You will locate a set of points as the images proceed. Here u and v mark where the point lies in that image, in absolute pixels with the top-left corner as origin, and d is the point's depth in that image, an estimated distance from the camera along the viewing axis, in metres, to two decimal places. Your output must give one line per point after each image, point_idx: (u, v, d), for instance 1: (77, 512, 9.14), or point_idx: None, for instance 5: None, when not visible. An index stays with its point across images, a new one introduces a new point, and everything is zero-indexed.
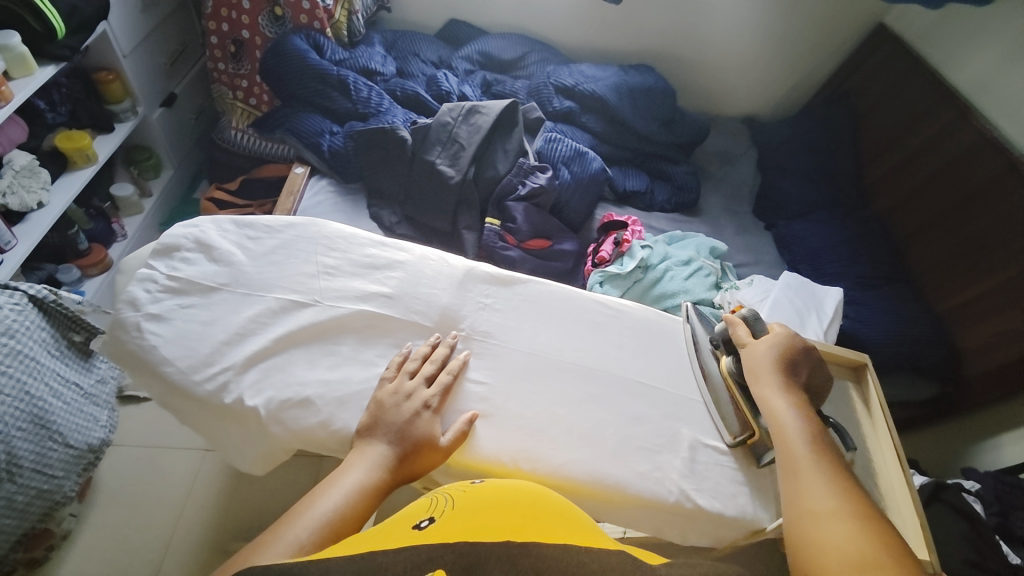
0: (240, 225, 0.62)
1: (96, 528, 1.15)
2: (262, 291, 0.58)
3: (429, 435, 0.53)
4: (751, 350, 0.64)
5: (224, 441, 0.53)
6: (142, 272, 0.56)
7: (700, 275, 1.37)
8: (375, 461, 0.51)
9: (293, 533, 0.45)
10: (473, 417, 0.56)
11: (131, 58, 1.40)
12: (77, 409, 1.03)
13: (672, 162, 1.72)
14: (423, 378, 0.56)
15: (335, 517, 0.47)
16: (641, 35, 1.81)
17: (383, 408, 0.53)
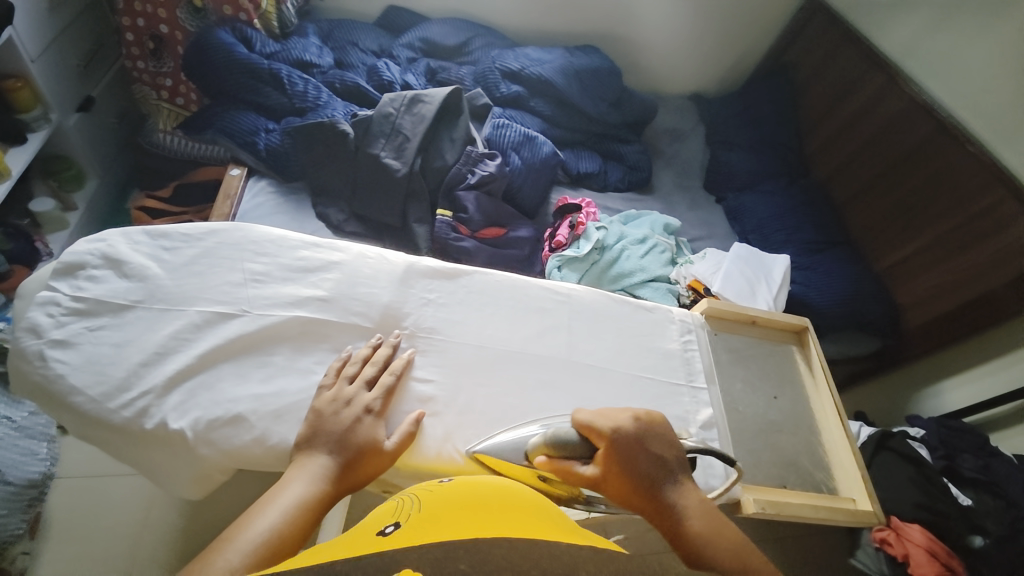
0: (155, 235, 0.58)
1: (45, 567, 1.08)
2: (183, 306, 0.54)
3: (372, 440, 0.51)
4: (602, 479, 0.52)
5: (151, 468, 0.50)
6: (42, 295, 0.51)
7: (655, 253, 1.39)
8: (319, 471, 0.49)
9: (226, 558, 0.41)
10: (420, 416, 0.55)
11: (40, 62, 1.29)
12: (9, 443, 0.98)
13: (623, 142, 1.72)
14: (364, 382, 0.54)
15: (277, 535, 0.44)
16: (585, 15, 1.79)
17: (322, 418, 0.51)
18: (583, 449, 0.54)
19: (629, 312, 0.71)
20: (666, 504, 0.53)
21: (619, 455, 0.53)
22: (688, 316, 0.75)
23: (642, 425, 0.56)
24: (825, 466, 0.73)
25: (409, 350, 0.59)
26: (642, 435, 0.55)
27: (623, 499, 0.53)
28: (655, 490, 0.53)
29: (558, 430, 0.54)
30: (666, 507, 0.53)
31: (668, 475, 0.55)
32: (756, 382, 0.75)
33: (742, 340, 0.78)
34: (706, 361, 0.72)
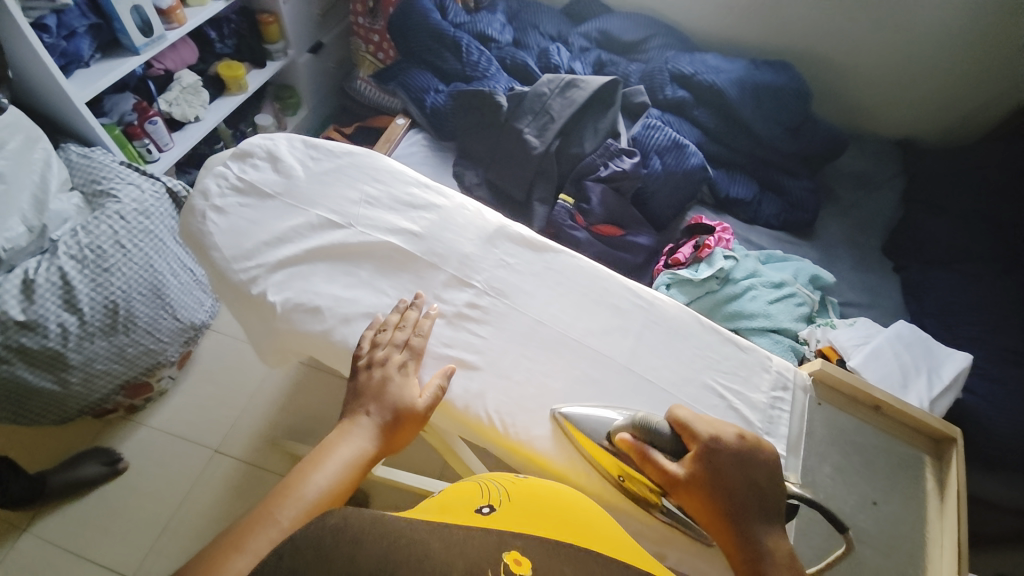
0: (304, 145, 0.68)
1: (185, 392, 1.39)
2: (307, 206, 0.63)
3: (402, 403, 0.54)
4: (683, 480, 0.51)
5: (246, 327, 0.60)
6: (218, 169, 0.64)
7: (789, 303, 1.21)
8: (359, 442, 0.53)
9: (280, 514, 0.48)
10: (447, 371, 0.56)
11: (290, 6, 1.61)
12: (188, 290, 1.22)
13: (792, 175, 1.51)
14: (394, 345, 0.55)
15: (324, 495, 0.50)
16: (787, 28, 1.60)
17: (357, 381, 0.55)
18: (671, 449, 0.53)
19: (713, 343, 0.63)
20: (748, 541, 0.50)
21: (709, 465, 0.52)
22: (789, 370, 0.63)
23: (744, 453, 0.53)
24: None
25: (430, 308, 0.59)
26: (744, 462, 0.52)
27: (690, 502, 0.51)
28: (737, 515, 0.51)
29: (654, 423, 0.53)
30: (743, 539, 0.50)
31: (757, 507, 0.51)
32: (856, 476, 0.60)
33: (851, 422, 0.63)
34: (794, 429, 0.60)
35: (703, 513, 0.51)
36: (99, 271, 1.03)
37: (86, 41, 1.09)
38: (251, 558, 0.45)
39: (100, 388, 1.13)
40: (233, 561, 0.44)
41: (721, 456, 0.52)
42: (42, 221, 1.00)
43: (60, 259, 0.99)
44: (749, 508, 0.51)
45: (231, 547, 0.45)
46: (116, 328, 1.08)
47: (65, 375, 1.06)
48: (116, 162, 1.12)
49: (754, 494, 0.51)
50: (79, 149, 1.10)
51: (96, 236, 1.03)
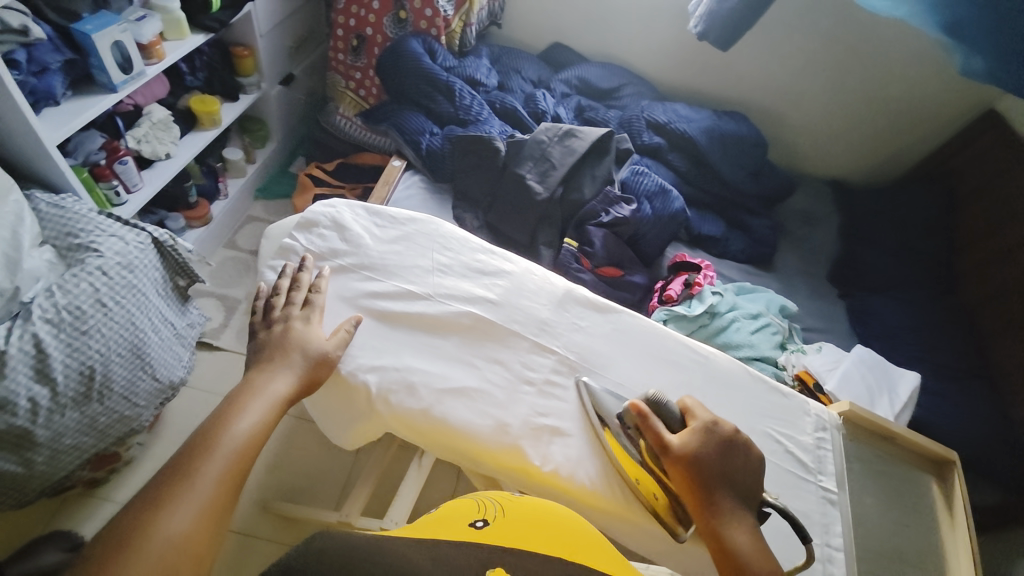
0: (368, 212, 0.73)
1: (156, 458, 1.25)
2: (384, 276, 0.67)
3: (309, 352, 0.59)
4: (679, 455, 0.57)
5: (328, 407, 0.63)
6: (287, 242, 0.68)
7: (766, 331, 1.33)
8: (271, 390, 0.56)
9: (200, 467, 0.50)
10: (356, 319, 0.63)
11: (266, 38, 1.54)
12: (168, 346, 1.11)
13: (752, 214, 1.69)
14: (292, 302, 0.62)
15: (245, 443, 0.53)
16: (738, 84, 1.82)
17: (261, 338, 0.60)
18: (676, 425, 0.60)
19: (762, 392, 0.71)
20: (721, 514, 0.56)
21: (702, 447, 0.58)
22: (825, 413, 0.71)
23: (733, 440, 0.59)
24: None
25: (320, 270, 0.66)
26: (730, 448, 0.59)
27: (683, 486, 0.57)
28: (716, 494, 0.56)
29: (665, 401, 0.61)
30: (721, 515, 0.56)
31: (735, 489, 0.57)
32: (887, 503, 0.70)
33: (874, 453, 0.73)
34: (839, 465, 0.68)
35: (686, 488, 0.57)
36: (76, 334, 0.92)
37: (59, 78, 1.00)
38: (184, 511, 0.47)
39: (68, 464, 0.98)
40: (164, 516, 0.46)
41: (710, 439, 0.59)
42: (13, 283, 0.89)
43: (34, 325, 0.88)
44: (725, 486, 0.57)
45: (157, 507, 0.47)
46: (90, 396, 0.95)
47: (31, 455, 0.92)
48: (93, 212, 1.02)
49: (730, 475, 0.57)
50: (48, 198, 1.00)
51: (74, 295, 0.93)
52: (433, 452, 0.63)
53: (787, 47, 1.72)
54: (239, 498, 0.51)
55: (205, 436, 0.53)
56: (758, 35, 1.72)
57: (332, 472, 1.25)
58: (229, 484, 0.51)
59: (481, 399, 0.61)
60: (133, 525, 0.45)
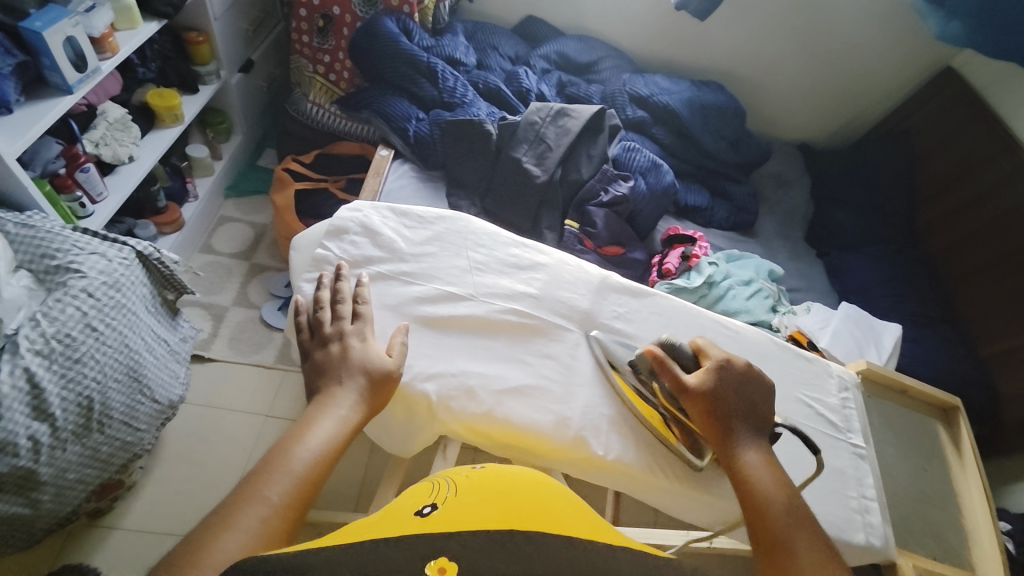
0: (396, 214, 0.78)
1: (161, 481, 1.19)
2: (424, 280, 0.73)
3: (374, 367, 0.61)
4: (695, 388, 0.63)
5: (385, 416, 0.67)
6: (320, 252, 0.72)
7: (759, 297, 1.32)
8: (339, 413, 0.56)
9: (267, 491, 0.49)
10: (405, 328, 0.67)
11: (221, 22, 1.41)
12: (163, 364, 1.04)
13: (735, 181, 1.72)
14: (341, 317, 0.64)
15: (312, 464, 0.52)
16: (712, 53, 1.84)
17: (318, 356, 0.61)
18: (691, 365, 0.66)
19: (792, 360, 0.78)
20: (735, 442, 0.62)
21: (718, 380, 0.64)
22: (846, 373, 0.80)
23: (748, 375, 0.65)
24: (963, 534, 0.84)
25: (358, 278, 0.70)
26: (747, 381, 0.65)
27: (701, 419, 0.63)
28: (731, 424, 0.62)
29: (678, 343, 0.67)
30: (734, 442, 0.62)
31: (748, 419, 0.63)
32: (906, 450, 0.85)
33: (891, 405, 0.87)
34: (862, 421, 0.78)
35: (703, 421, 0.63)
36: (69, 364, 0.85)
37: (9, 84, 0.90)
38: (246, 536, 0.46)
39: (73, 499, 0.92)
40: (225, 539, 0.45)
41: (725, 376, 0.65)
42: None
43: (24, 358, 0.81)
44: (736, 416, 0.63)
45: (221, 526, 0.46)
46: (90, 427, 0.89)
47: (36, 495, 0.86)
48: (67, 229, 0.94)
49: (742, 406, 0.64)
50: (14, 217, 0.91)
51: (62, 322, 0.85)
52: (492, 450, 0.69)
53: (757, 11, 1.73)
54: (300, 521, 0.50)
55: (275, 455, 0.53)
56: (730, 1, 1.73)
57: (347, 474, 1.23)
58: (291, 507, 0.50)
59: (540, 394, 0.68)
60: (191, 545, 0.44)
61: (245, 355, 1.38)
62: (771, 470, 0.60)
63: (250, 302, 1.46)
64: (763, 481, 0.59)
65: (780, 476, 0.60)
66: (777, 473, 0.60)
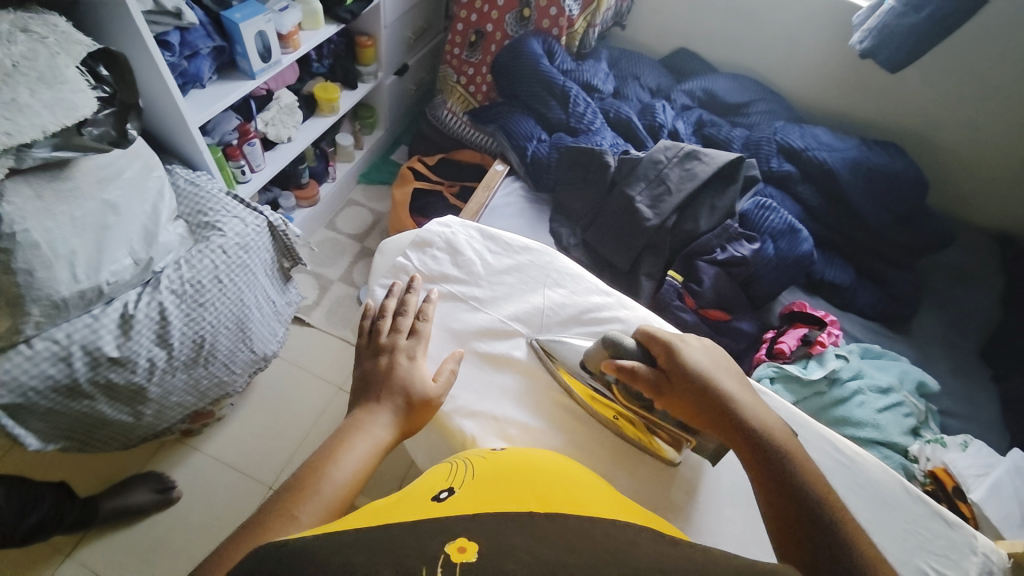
0: (484, 237, 0.79)
1: (243, 421, 1.33)
2: (493, 309, 0.73)
3: (413, 388, 0.62)
4: (653, 386, 0.62)
5: (424, 438, 0.67)
6: (401, 261, 0.75)
7: (896, 413, 1.05)
8: (374, 434, 0.57)
9: (300, 511, 0.50)
10: (458, 357, 0.67)
11: (389, 29, 1.56)
12: (268, 321, 1.16)
13: (894, 265, 1.42)
14: (400, 331, 0.66)
15: (343, 487, 0.53)
16: (896, 110, 1.56)
17: (368, 366, 0.64)
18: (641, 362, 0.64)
19: (921, 515, 0.65)
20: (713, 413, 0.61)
21: (672, 373, 0.63)
22: (994, 553, 0.64)
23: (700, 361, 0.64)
24: None
25: (429, 295, 0.71)
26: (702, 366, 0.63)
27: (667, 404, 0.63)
28: (701, 401, 0.62)
29: (620, 340, 0.65)
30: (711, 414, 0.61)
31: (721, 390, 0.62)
32: None
33: None
34: None
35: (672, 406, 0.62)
36: (194, 305, 0.97)
37: (206, 62, 1.10)
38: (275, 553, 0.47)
39: (170, 417, 1.06)
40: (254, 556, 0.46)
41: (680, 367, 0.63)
42: (148, 254, 0.94)
43: (161, 294, 0.94)
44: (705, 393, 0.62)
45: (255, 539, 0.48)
46: (197, 362, 1.02)
47: (141, 408, 0.98)
48: (222, 193, 1.09)
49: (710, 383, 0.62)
50: (185, 174, 1.08)
51: (197, 270, 0.98)
52: None
53: (973, 68, 1.41)
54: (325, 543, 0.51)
55: (308, 471, 0.54)
56: (939, 54, 1.43)
57: (389, 469, 1.24)
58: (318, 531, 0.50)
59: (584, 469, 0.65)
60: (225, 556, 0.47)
61: (336, 328, 1.49)
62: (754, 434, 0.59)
63: (353, 281, 1.58)
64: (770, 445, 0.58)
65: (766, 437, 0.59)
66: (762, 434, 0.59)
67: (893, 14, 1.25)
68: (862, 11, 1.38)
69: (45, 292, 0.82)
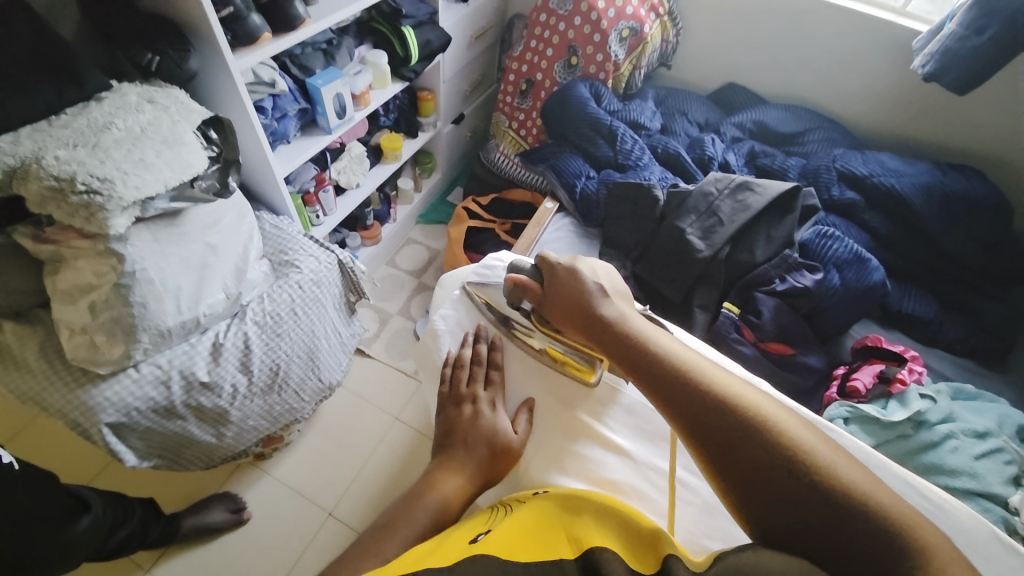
0: None
1: (307, 448, 1.41)
2: None
3: (494, 436, 0.67)
4: (546, 300, 0.74)
5: None
6: (457, 293, 0.81)
7: (996, 460, 0.92)
8: (456, 479, 0.64)
9: (385, 547, 0.57)
10: (530, 406, 0.71)
11: (447, 83, 1.70)
12: (335, 350, 1.25)
13: (983, 296, 1.29)
14: (479, 382, 0.72)
15: (426, 526, 0.60)
16: (971, 131, 1.46)
17: (451, 415, 0.70)
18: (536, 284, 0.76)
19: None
20: (581, 325, 0.70)
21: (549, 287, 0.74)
22: None
23: (567, 272, 0.74)
24: None
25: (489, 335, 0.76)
26: (564, 278, 0.74)
27: (559, 319, 0.72)
28: (570, 314, 0.71)
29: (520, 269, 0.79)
30: (581, 327, 0.69)
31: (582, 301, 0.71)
32: None
33: None
34: None
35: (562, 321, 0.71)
36: (273, 335, 1.08)
37: (292, 122, 1.25)
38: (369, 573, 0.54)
39: (246, 440, 1.15)
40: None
41: (555, 279, 0.74)
42: (238, 289, 1.06)
43: (246, 325, 1.06)
44: (569, 308, 0.71)
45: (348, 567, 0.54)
46: (274, 388, 1.11)
47: (223, 429, 1.08)
48: (300, 234, 1.22)
49: (569, 296, 0.72)
50: (271, 219, 1.22)
51: (277, 304, 1.09)
52: None
53: None
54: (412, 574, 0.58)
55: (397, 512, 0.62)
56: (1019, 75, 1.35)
57: None
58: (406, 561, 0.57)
59: (639, 501, 0.64)
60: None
61: (394, 359, 1.57)
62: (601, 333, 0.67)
63: (410, 315, 1.67)
64: (639, 335, 0.66)
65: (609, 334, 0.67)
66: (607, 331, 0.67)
67: (955, 38, 1.21)
68: (922, 36, 1.34)
69: (155, 323, 0.93)
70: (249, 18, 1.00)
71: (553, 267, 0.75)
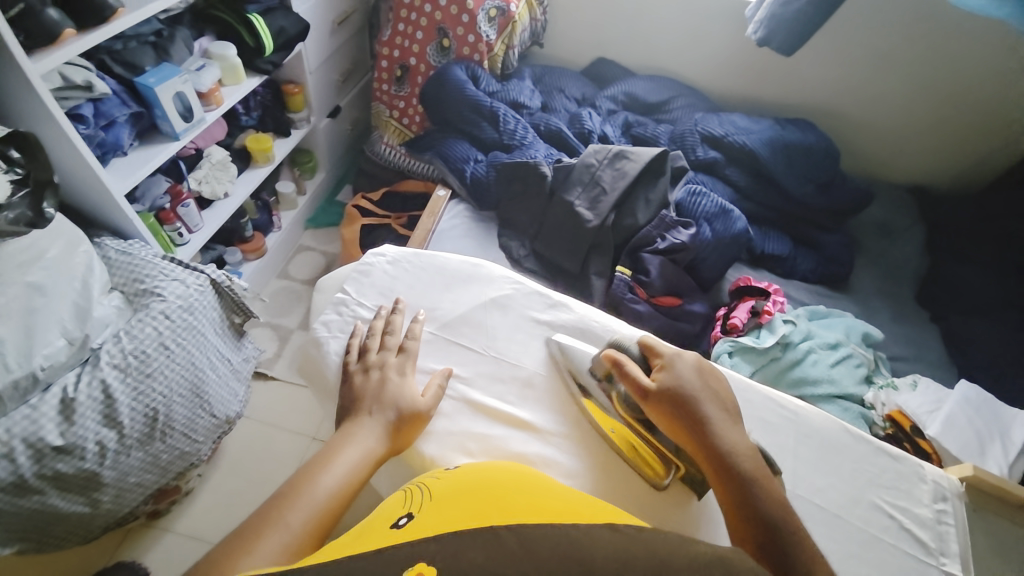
0: (419, 259, 0.85)
1: (213, 492, 1.27)
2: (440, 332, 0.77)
3: (404, 400, 0.67)
4: (654, 392, 0.66)
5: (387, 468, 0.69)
6: (339, 296, 0.79)
7: (848, 365, 1.11)
8: (365, 442, 0.62)
9: (288, 516, 0.54)
10: (447, 373, 0.73)
11: (315, 75, 1.58)
12: (226, 381, 1.13)
13: (823, 229, 1.52)
14: (388, 350, 0.72)
15: (332, 493, 0.58)
16: (799, 89, 1.69)
17: (355, 384, 0.68)
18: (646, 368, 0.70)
19: (867, 454, 0.72)
20: (688, 429, 0.64)
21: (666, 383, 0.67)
22: (943, 480, 0.72)
23: (693, 377, 0.68)
24: None
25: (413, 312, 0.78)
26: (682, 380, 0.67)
27: (661, 421, 0.66)
28: (682, 417, 0.65)
29: (626, 347, 0.73)
30: (690, 433, 0.64)
31: (691, 403, 0.65)
32: None
33: (998, 524, 0.72)
34: (961, 543, 0.68)
35: (666, 423, 0.66)
36: (141, 377, 0.94)
37: (124, 129, 1.08)
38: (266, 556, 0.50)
39: (132, 500, 1.00)
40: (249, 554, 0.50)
41: (666, 375, 0.68)
42: (83, 331, 0.91)
43: (102, 370, 0.90)
44: (671, 405, 0.66)
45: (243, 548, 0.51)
46: (155, 435, 0.97)
47: (97, 495, 0.93)
48: (157, 257, 1.06)
49: (684, 397, 0.66)
50: (116, 245, 1.05)
51: (139, 340, 0.95)
52: None
53: (854, 47, 1.56)
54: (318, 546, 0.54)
55: (296, 484, 0.58)
56: (829, 39, 1.57)
57: None
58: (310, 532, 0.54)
59: (549, 467, 0.67)
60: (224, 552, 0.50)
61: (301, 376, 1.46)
62: (703, 440, 0.63)
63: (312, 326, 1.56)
64: (726, 435, 0.63)
65: (711, 440, 0.63)
66: (709, 439, 0.63)
67: (778, 4, 1.37)
68: (752, 6, 1.50)
69: None
70: (44, 11, 0.84)
71: (666, 360, 0.70)
